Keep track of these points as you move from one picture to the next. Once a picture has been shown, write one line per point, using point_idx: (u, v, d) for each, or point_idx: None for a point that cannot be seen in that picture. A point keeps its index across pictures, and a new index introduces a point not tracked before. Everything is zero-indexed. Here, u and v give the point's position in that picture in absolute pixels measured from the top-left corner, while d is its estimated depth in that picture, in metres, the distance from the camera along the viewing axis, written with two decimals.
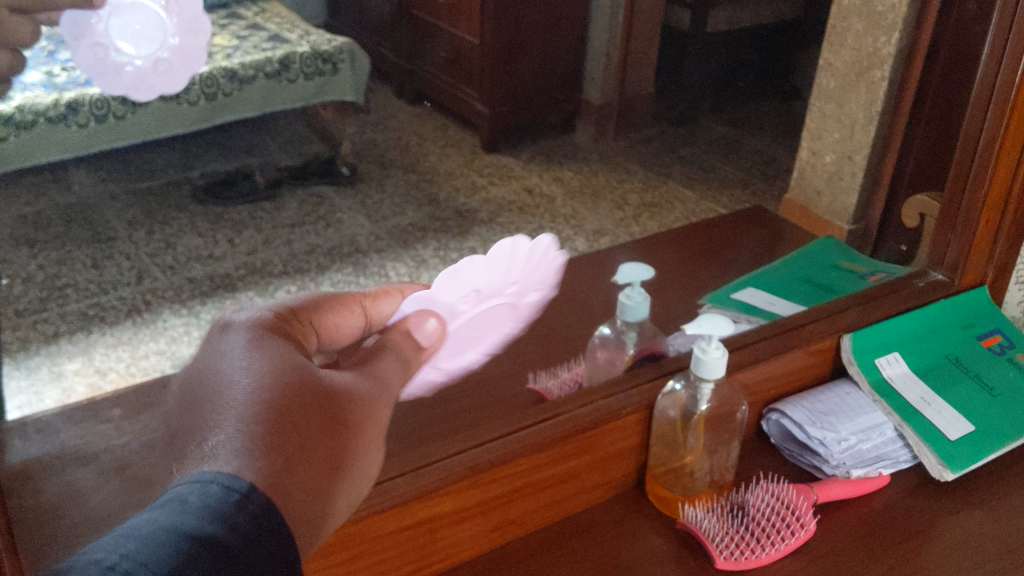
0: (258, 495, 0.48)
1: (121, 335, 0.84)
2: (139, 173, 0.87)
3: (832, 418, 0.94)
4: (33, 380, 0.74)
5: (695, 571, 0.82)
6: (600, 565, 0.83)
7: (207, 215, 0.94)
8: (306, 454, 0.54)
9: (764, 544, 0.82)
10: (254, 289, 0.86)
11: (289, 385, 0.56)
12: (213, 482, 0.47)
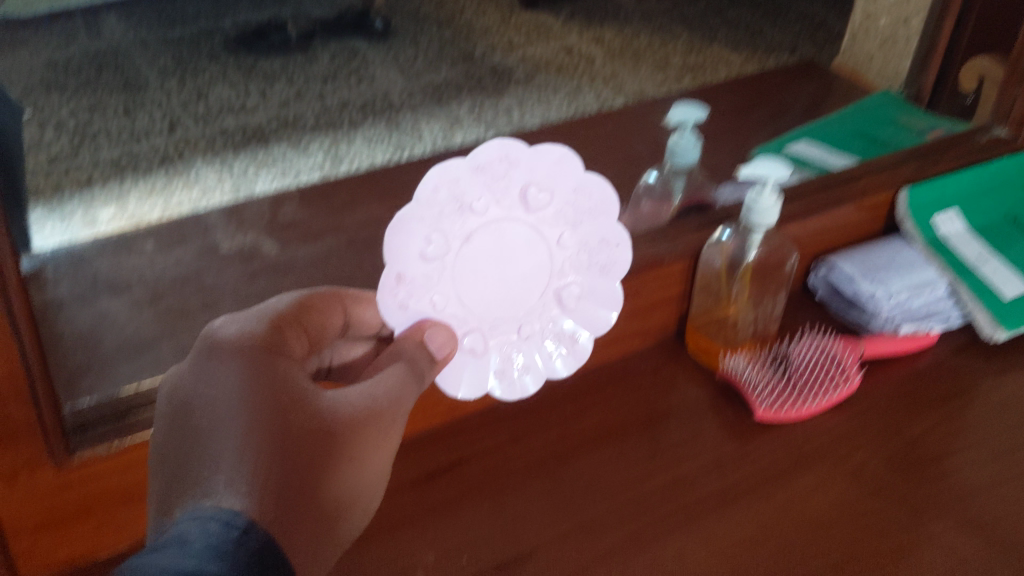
0: (260, 531, 0.45)
1: (155, 183, 0.93)
2: (169, 22, 1.13)
3: (884, 273, 0.90)
4: (69, 222, 0.79)
5: (734, 421, 0.81)
6: (638, 411, 0.82)
7: (238, 68, 1.13)
8: (284, 466, 0.50)
9: (806, 399, 0.81)
10: (288, 145, 1.03)
11: (252, 397, 0.52)
12: (212, 519, 0.44)
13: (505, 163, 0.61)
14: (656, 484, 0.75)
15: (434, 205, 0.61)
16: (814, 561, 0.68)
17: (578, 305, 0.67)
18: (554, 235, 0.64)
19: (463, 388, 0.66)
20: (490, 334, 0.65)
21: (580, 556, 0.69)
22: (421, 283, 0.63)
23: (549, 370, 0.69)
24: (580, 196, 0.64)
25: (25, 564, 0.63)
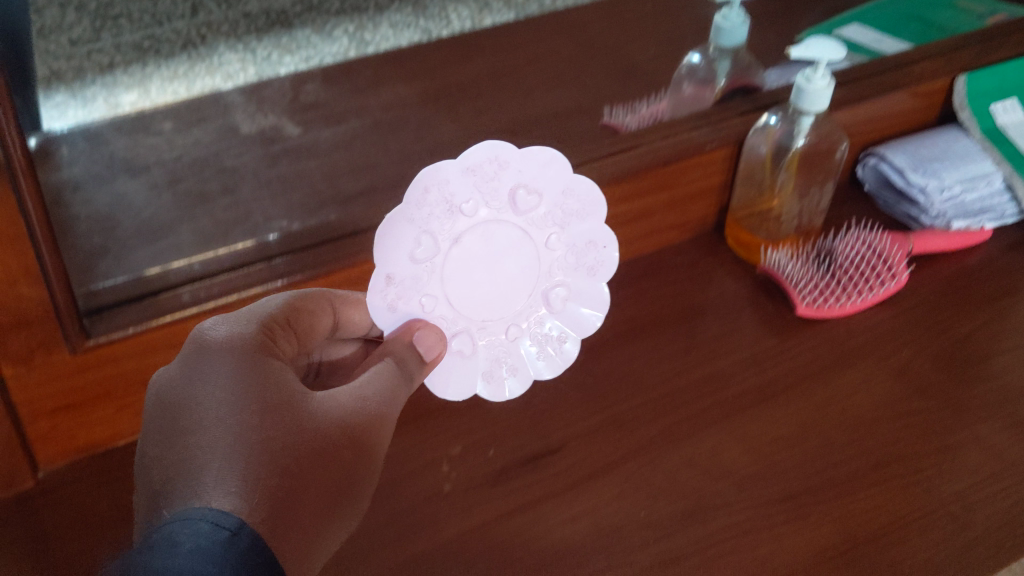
0: (252, 530, 0.39)
1: (177, 69, 0.68)
2: None
3: (937, 165, 0.85)
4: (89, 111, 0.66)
5: (773, 317, 0.78)
6: (673, 304, 0.79)
7: None
8: (287, 470, 0.43)
9: (850, 295, 0.77)
10: (314, 28, 0.73)
11: (247, 396, 0.45)
12: (200, 521, 0.39)
13: (496, 165, 0.55)
14: (690, 378, 0.72)
15: (423, 208, 0.55)
16: (852, 461, 0.66)
17: (566, 306, 0.61)
18: (542, 238, 0.58)
19: (450, 390, 0.60)
20: (479, 335, 0.59)
21: (610, 450, 0.67)
22: (408, 287, 0.57)
23: (535, 370, 0.62)
24: (566, 198, 0.58)
25: (43, 448, 0.61)
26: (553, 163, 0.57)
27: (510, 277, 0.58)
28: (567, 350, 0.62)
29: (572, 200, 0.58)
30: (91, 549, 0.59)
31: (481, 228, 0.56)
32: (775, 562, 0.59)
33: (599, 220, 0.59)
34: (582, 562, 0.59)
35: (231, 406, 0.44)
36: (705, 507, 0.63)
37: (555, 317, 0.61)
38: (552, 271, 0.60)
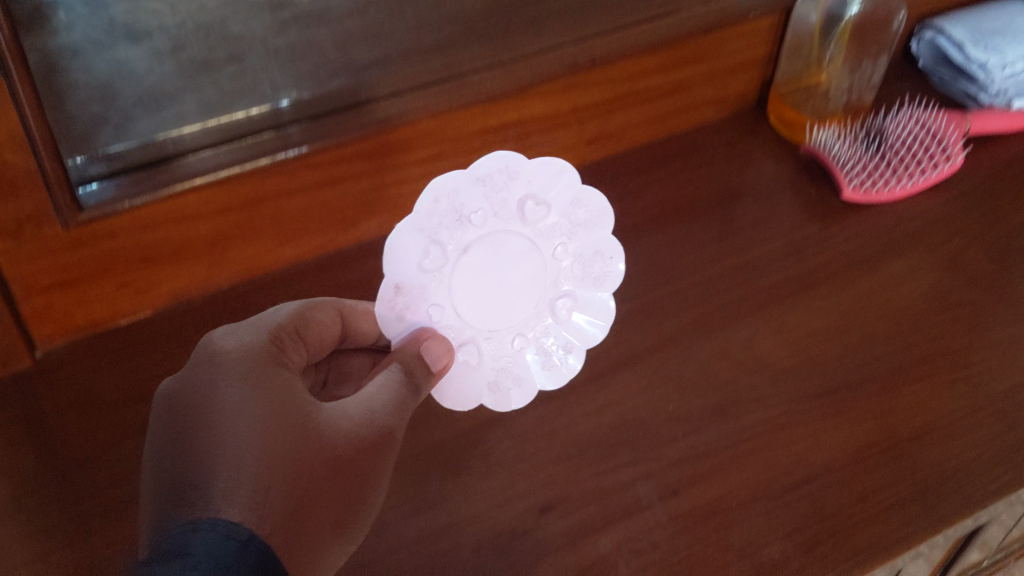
0: (259, 543, 0.37)
1: None
2: None
3: (1000, 39, 0.78)
4: None
5: (815, 202, 0.73)
6: (708, 187, 0.74)
7: None
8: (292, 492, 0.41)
9: (900, 178, 0.72)
10: None
11: (253, 415, 0.42)
12: (209, 530, 0.37)
13: (506, 175, 0.48)
14: (725, 265, 0.68)
15: (430, 219, 0.48)
16: (897, 356, 0.62)
17: (576, 313, 0.52)
18: (552, 249, 0.50)
19: (450, 398, 0.52)
20: (485, 346, 0.52)
21: (638, 339, 0.63)
22: (413, 300, 0.50)
23: (543, 380, 0.53)
24: (577, 208, 0.50)
25: (39, 326, 0.58)
26: (566, 173, 0.49)
27: (518, 287, 0.51)
28: (570, 368, 0.53)
29: (584, 210, 0.50)
30: (92, 432, 0.56)
31: (490, 236, 0.49)
32: (812, 459, 0.56)
33: (609, 228, 0.51)
34: (606, 455, 0.56)
35: (237, 423, 0.41)
36: (738, 401, 0.59)
37: (569, 334, 0.53)
38: (564, 285, 0.52)
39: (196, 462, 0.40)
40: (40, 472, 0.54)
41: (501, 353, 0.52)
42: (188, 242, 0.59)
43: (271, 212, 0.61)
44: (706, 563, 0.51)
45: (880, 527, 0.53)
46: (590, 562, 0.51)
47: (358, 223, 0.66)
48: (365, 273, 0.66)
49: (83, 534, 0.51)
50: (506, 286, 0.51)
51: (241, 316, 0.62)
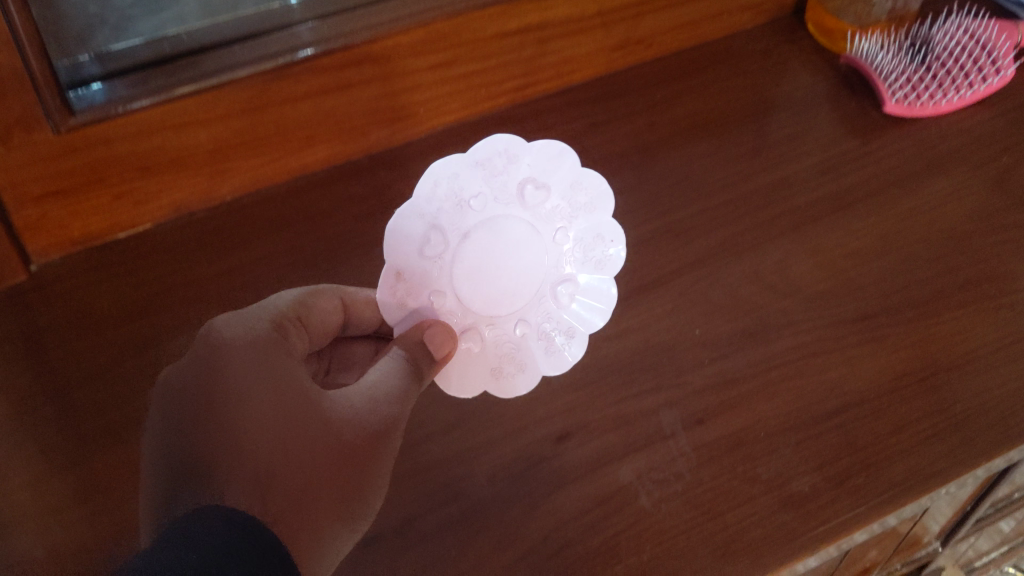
0: (264, 540, 0.35)
1: None
2: None
3: None
4: None
5: (854, 117, 0.68)
6: (741, 100, 0.69)
7: None
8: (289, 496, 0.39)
9: (947, 91, 0.68)
10: None
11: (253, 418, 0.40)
12: (210, 530, 0.34)
13: (505, 157, 0.51)
14: (756, 183, 0.64)
15: (434, 203, 0.51)
16: (938, 280, 0.58)
17: (575, 297, 0.53)
18: (552, 232, 0.52)
19: (453, 384, 0.52)
20: (487, 330, 0.53)
21: (664, 260, 0.59)
22: (415, 284, 0.51)
23: (547, 364, 0.52)
24: (575, 191, 0.52)
25: (33, 238, 0.55)
26: (561, 155, 0.52)
27: (515, 272, 0.52)
28: (574, 350, 0.53)
29: (581, 191, 0.53)
30: (90, 350, 0.53)
31: (489, 216, 0.51)
32: (846, 388, 0.53)
33: (608, 212, 0.53)
34: (628, 381, 0.53)
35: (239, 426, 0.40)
36: (768, 326, 0.56)
37: (568, 320, 0.53)
38: (563, 269, 0.53)
39: (195, 460, 0.38)
40: (36, 391, 0.51)
41: (501, 339, 0.53)
42: (189, 150, 0.55)
43: (276, 119, 0.57)
44: (732, 495, 0.49)
45: (916, 460, 0.50)
46: (610, 492, 0.49)
47: (367, 132, 0.62)
48: (375, 189, 0.62)
49: (83, 457, 0.49)
50: (505, 269, 0.52)
51: (247, 231, 0.60)
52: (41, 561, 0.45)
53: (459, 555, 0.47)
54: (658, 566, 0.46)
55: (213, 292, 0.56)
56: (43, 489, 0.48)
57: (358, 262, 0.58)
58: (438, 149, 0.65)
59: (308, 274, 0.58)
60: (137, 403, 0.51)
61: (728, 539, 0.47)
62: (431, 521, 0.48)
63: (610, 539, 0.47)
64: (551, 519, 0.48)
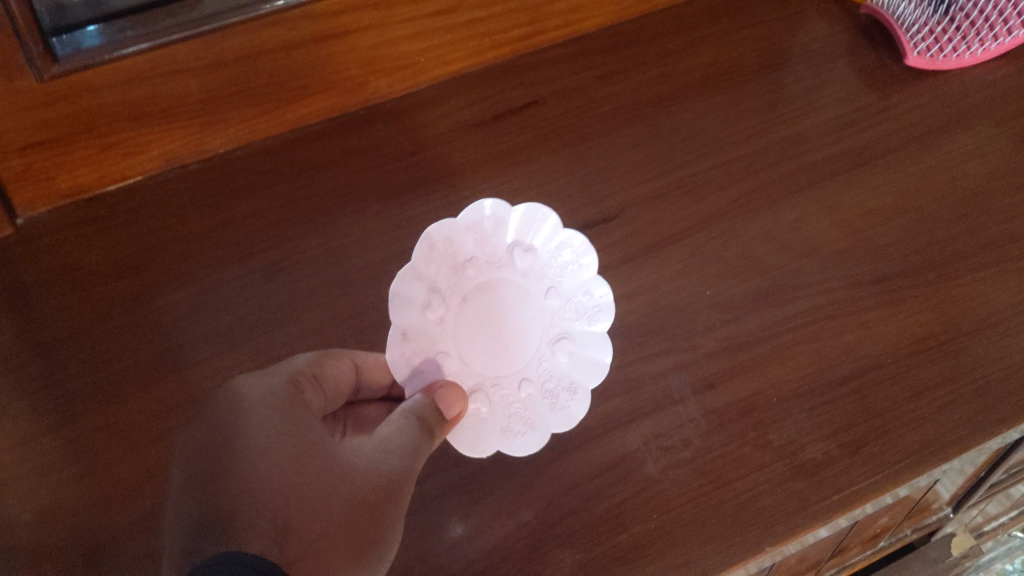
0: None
1: None
2: None
3: None
4: None
5: (873, 69, 0.66)
6: (757, 51, 0.66)
7: None
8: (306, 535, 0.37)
9: (972, 42, 0.65)
10: None
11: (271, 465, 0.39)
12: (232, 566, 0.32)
13: (492, 221, 0.48)
14: (772, 138, 0.61)
15: (428, 267, 0.47)
16: (960, 240, 0.56)
17: (581, 353, 0.48)
18: (546, 292, 0.49)
19: (463, 444, 0.47)
20: (493, 392, 0.48)
21: (675, 218, 0.57)
22: (414, 352, 0.47)
23: (557, 422, 0.47)
24: (564, 250, 0.48)
25: (20, 191, 0.53)
26: (546, 218, 0.48)
27: (516, 332, 0.48)
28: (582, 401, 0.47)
29: (570, 253, 0.48)
30: (77, 307, 0.51)
31: (486, 275, 0.48)
32: (862, 351, 0.51)
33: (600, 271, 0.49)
34: (636, 344, 0.51)
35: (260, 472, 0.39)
36: (783, 287, 0.54)
37: (573, 376, 0.48)
38: (564, 330, 0.49)
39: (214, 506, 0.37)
40: (20, 348, 0.49)
41: (508, 399, 0.48)
42: (178, 100, 0.53)
43: (270, 67, 0.54)
44: (742, 463, 0.47)
45: (932, 428, 0.49)
46: (616, 459, 0.47)
47: (366, 82, 0.60)
48: (374, 142, 0.60)
49: (70, 417, 0.47)
50: (507, 330, 0.48)
51: (241, 185, 0.57)
52: (28, 525, 0.44)
53: (458, 522, 0.45)
54: (664, 536, 0.45)
55: (206, 249, 0.54)
56: (29, 450, 0.46)
57: (357, 218, 0.56)
58: (441, 100, 0.62)
59: (304, 230, 0.55)
60: (127, 362, 0.49)
61: (737, 508, 0.46)
62: (430, 486, 0.46)
63: (615, 508, 0.46)
64: (555, 487, 0.46)
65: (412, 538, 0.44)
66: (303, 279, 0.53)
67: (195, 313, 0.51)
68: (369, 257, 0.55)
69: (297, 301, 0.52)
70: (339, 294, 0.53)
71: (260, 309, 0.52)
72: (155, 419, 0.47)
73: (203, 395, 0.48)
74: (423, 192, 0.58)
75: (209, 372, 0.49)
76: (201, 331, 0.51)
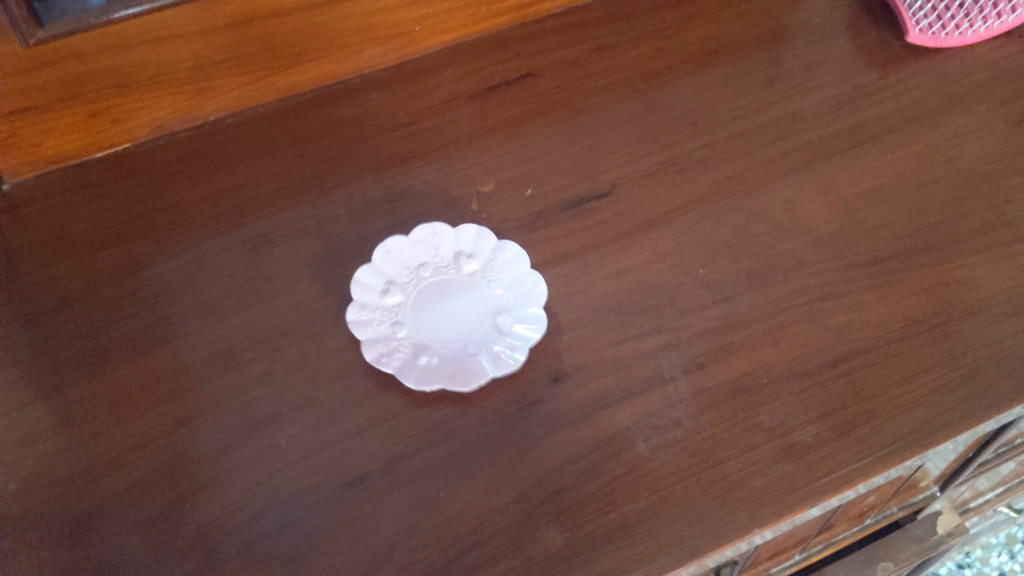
0: None
1: None
2: None
3: None
4: None
5: (872, 47, 0.65)
6: (755, 26, 0.66)
7: None
8: None
9: (974, 20, 0.65)
10: None
11: None
12: None
13: (438, 237, 0.53)
14: (769, 115, 0.61)
15: (386, 263, 0.52)
16: (955, 222, 0.56)
17: (518, 328, 0.50)
18: (487, 290, 0.51)
19: (410, 379, 0.47)
20: (441, 349, 0.49)
21: (669, 195, 0.57)
22: (370, 328, 0.49)
23: (497, 366, 0.48)
24: (501, 255, 0.52)
25: (5, 155, 0.52)
26: (477, 232, 0.53)
27: (465, 316, 0.50)
28: (515, 362, 0.48)
29: (502, 258, 0.52)
30: (65, 275, 0.50)
31: (439, 271, 0.52)
32: (854, 333, 0.51)
33: (533, 275, 0.52)
34: (627, 322, 0.51)
35: None
36: (777, 267, 0.54)
37: (513, 345, 0.49)
38: (508, 313, 0.50)
39: None
40: (6, 317, 0.49)
41: (456, 355, 0.49)
42: (169, 66, 0.53)
43: (262, 35, 0.54)
44: (732, 443, 0.47)
45: (923, 411, 0.48)
46: (606, 438, 0.47)
47: (360, 50, 0.59)
48: (368, 112, 0.59)
49: (56, 386, 0.46)
50: (458, 314, 0.50)
51: (231, 153, 0.57)
52: (13, 495, 0.43)
53: (447, 498, 0.44)
54: (653, 515, 0.44)
55: (195, 217, 0.54)
56: (15, 418, 0.45)
57: (348, 188, 0.56)
58: (435, 71, 0.62)
59: (294, 200, 0.55)
60: (114, 332, 0.49)
61: (726, 489, 0.45)
62: (419, 462, 0.45)
63: (605, 486, 0.45)
64: (545, 464, 0.46)
65: (399, 513, 0.43)
66: (293, 250, 0.53)
67: (184, 284, 0.51)
68: (360, 230, 0.54)
69: (287, 272, 0.52)
70: (329, 266, 0.52)
71: (249, 281, 0.51)
72: (141, 390, 0.47)
73: (191, 366, 0.48)
74: (415, 164, 0.57)
75: (198, 344, 0.49)
76: (190, 301, 0.50)
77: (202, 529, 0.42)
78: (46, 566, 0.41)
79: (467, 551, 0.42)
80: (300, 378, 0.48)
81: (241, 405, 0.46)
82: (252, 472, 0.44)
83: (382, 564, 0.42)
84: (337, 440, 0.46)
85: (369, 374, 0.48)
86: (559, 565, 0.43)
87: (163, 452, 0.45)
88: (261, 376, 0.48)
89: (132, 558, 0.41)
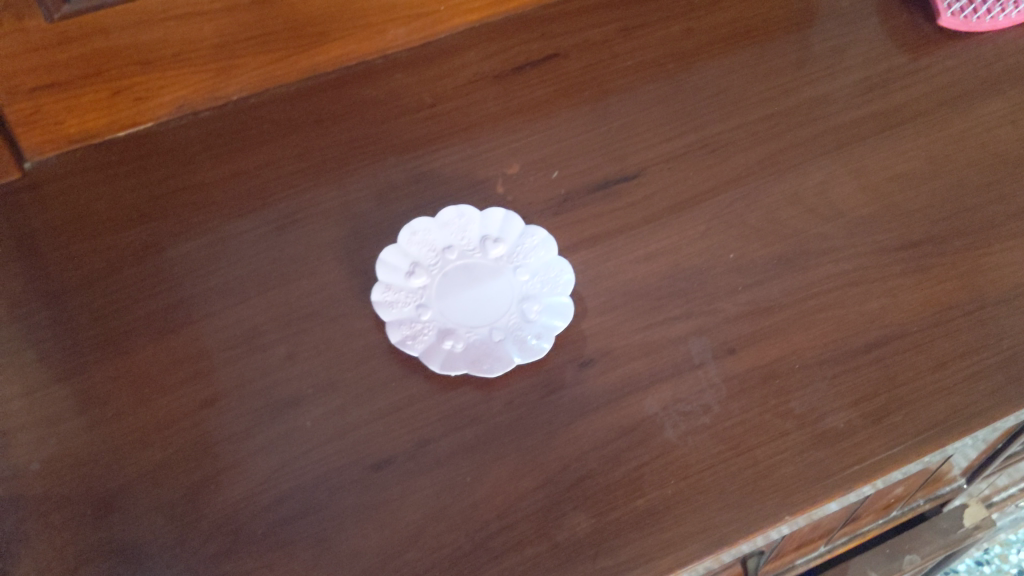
0: None
1: None
2: None
3: None
4: None
5: (904, 30, 0.64)
6: (784, 8, 0.65)
7: None
8: None
9: (1005, 5, 0.64)
10: None
11: None
12: None
13: (466, 219, 0.52)
14: (799, 98, 0.60)
15: (412, 244, 0.51)
16: (989, 208, 0.55)
17: (544, 316, 0.49)
18: (513, 276, 0.50)
19: (434, 363, 0.47)
20: (466, 335, 0.48)
21: (698, 178, 0.56)
22: (394, 311, 0.48)
23: (522, 353, 0.47)
24: (529, 240, 0.51)
25: (27, 134, 0.52)
26: (505, 216, 0.52)
27: (490, 303, 0.49)
28: (540, 349, 0.47)
29: (530, 243, 0.51)
30: (88, 254, 0.50)
31: (465, 255, 0.51)
32: (887, 319, 0.50)
33: (561, 262, 0.51)
34: (656, 307, 0.50)
35: None
36: (807, 252, 0.53)
37: (538, 332, 0.48)
38: (534, 300, 0.49)
39: None
40: (27, 296, 0.48)
41: (480, 342, 0.48)
42: (192, 44, 0.52)
43: (286, 13, 0.54)
44: (763, 429, 0.46)
45: (958, 399, 0.47)
46: (634, 423, 0.46)
47: (385, 30, 0.58)
48: (392, 93, 0.58)
49: (79, 366, 0.46)
50: (483, 300, 0.50)
51: (254, 133, 0.56)
52: (35, 475, 0.42)
53: (474, 482, 0.43)
54: (683, 502, 0.43)
55: (218, 198, 0.53)
56: (37, 398, 0.44)
57: (372, 170, 0.55)
58: (460, 51, 0.61)
59: (317, 182, 0.54)
60: (136, 312, 0.48)
61: (757, 476, 0.44)
62: (445, 445, 0.45)
63: (633, 472, 0.44)
64: (572, 449, 0.45)
65: (425, 497, 0.43)
66: (316, 231, 0.52)
67: (207, 265, 0.50)
68: (384, 213, 0.53)
69: (311, 254, 0.51)
70: (353, 248, 0.51)
71: (272, 263, 0.51)
72: (164, 371, 0.46)
73: (214, 348, 0.47)
74: (440, 145, 0.56)
75: (221, 325, 0.48)
76: (213, 282, 0.50)
77: (225, 512, 0.42)
78: (68, 547, 0.40)
79: (494, 536, 0.42)
80: (324, 360, 0.47)
81: (264, 387, 0.46)
82: (276, 454, 0.44)
83: (408, 548, 0.41)
84: (362, 423, 0.45)
85: (394, 357, 0.47)
86: (587, 550, 0.42)
87: (186, 433, 0.44)
88: (285, 358, 0.47)
89: (155, 539, 0.40)
